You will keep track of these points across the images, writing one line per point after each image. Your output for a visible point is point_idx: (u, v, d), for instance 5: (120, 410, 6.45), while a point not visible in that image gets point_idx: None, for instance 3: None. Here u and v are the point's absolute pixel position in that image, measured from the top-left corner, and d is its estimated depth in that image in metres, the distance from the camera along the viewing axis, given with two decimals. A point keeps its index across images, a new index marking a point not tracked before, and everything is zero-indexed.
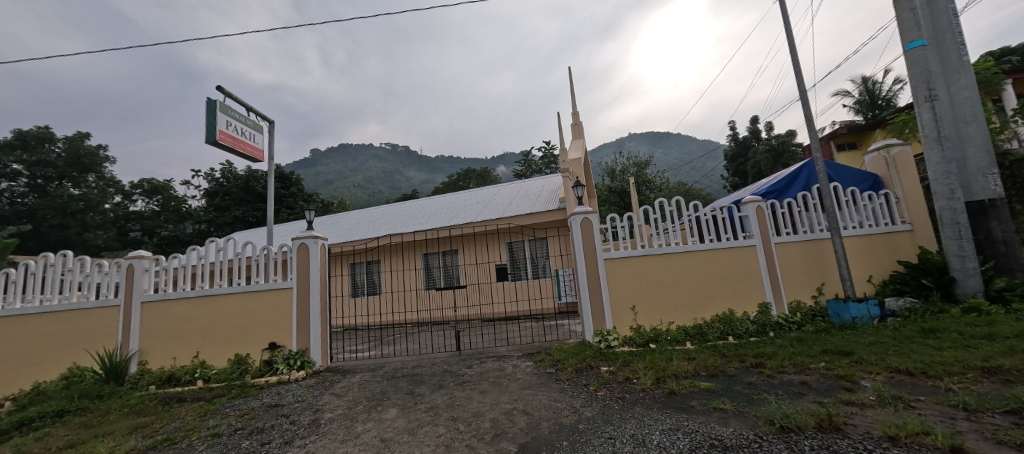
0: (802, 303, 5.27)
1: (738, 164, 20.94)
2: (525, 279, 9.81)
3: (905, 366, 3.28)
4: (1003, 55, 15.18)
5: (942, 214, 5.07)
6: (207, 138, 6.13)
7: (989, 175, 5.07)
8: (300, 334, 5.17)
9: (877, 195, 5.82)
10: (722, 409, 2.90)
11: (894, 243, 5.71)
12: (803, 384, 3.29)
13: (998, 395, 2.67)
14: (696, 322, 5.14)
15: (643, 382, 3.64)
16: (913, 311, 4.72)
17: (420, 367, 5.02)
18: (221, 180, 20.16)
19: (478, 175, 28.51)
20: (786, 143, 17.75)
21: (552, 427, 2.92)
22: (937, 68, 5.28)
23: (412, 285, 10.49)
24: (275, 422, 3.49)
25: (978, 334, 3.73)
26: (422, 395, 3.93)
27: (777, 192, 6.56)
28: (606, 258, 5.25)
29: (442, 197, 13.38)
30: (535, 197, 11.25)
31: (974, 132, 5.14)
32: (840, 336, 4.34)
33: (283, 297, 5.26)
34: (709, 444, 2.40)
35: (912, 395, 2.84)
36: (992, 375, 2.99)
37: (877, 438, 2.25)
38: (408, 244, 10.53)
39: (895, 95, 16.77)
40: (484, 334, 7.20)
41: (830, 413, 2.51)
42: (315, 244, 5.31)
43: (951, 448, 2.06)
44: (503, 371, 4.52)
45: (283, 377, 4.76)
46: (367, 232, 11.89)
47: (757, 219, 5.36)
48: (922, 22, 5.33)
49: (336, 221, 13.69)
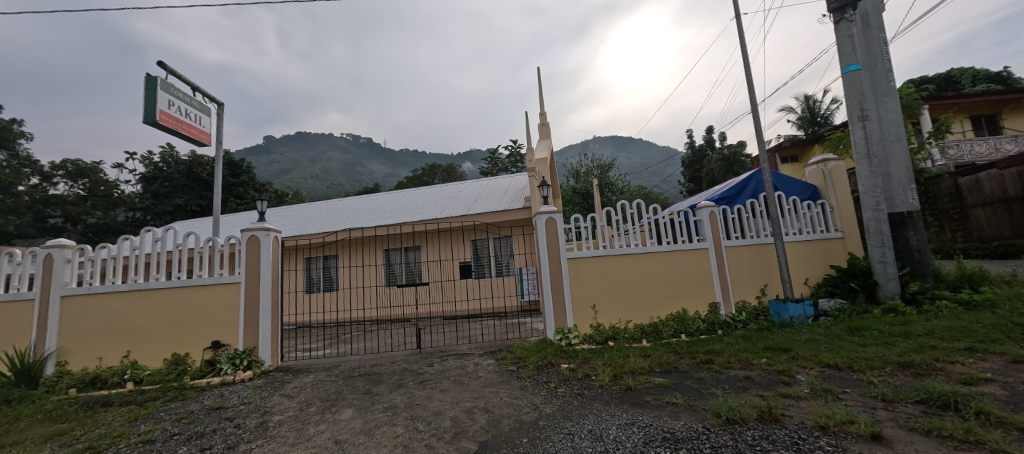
0: (748, 303, 5.63)
1: (693, 170, 22.06)
2: (489, 276, 9.78)
3: (834, 361, 3.59)
4: (921, 83, 17.04)
5: (869, 223, 5.59)
6: (145, 118, 5.61)
7: (909, 191, 5.59)
8: (247, 332, 4.84)
9: (814, 205, 6.33)
10: (674, 403, 3.04)
11: (828, 249, 6.24)
12: (747, 379, 3.52)
13: (910, 387, 3.00)
14: (652, 321, 5.35)
15: (601, 379, 3.75)
16: (843, 311, 5.19)
17: (378, 366, 4.89)
18: (161, 165, 18.62)
19: (443, 171, 28.10)
20: (737, 153, 18.94)
21: (513, 424, 2.94)
22: (869, 91, 5.78)
23: (372, 282, 10.22)
24: (217, 426, 3.26)
25: (895, 332, 4.16)
26: (380, 395, 3.82)
27: (728, 199, 6.97)
28: (569, 257, 5.34)
29: (406, 192, 13.11)
30: (501, 195, 11.26)
31: (898, 150, 5.64)
32: (781, 334, 4.69)
33: (229, 292, 4.92)
34: (661, 437, 2.51)
35: (840, 388, 3.11)
36: (906, 369, 3.34)
37: (810, 428, 2.45)
38: (369, 239, 10.25)
39: (831, 113, 18.29)
40: (446, 332, 7.12)
41: (770, 405, 2.71)
42: (267, 237, 4.99)
43: (871, 435, 2.28)
44: (463, 370, 4.48)
45: (226, 378, 4.44)
46: (325, 226, 11.39)
47: (710, 223, 5.65)
48: (858, 47, 5.85)
49: (292, 213, 13.06)
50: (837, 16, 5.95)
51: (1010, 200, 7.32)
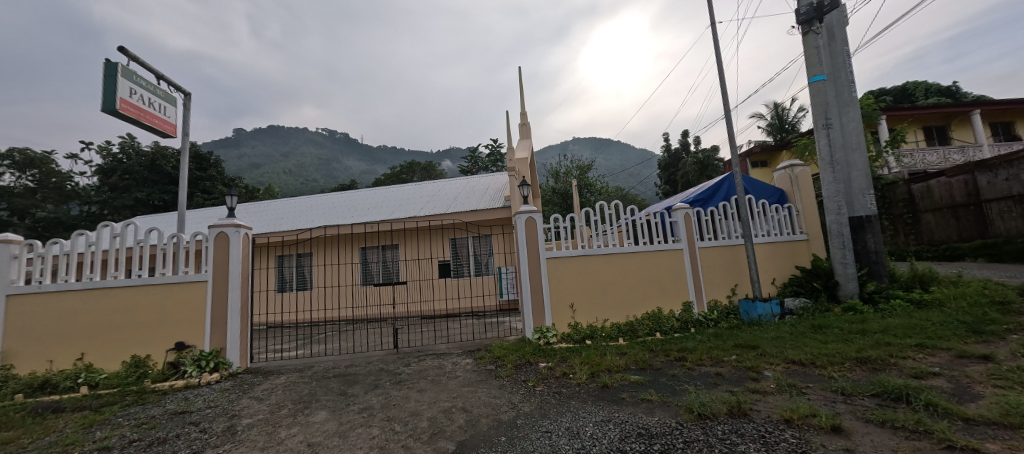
0: (719, 302, 5.82)
1: (669, 173, 22.62)
2: (468, 275, 9.74)
3: (799, 358, 3.76)
4: (880, 94, 18.06)
5: (831, 226, 5.88)
6: (104, 107, 5.29)
7: (867, 197, 5.88)
8: (214, 333, 4.65)
9: (782, 208, 6.61)
10: (649, 400, 3.12)
11: (794, 251, 6.53)
12: (718, 375, 3.64)
13: (867, 381, 3.18)
14: (629, 320, 5.46)
15: (578, 377, 3.80)
16: (806, 310, 5.44)
17: (353, 367, 4.79)
18: (120, 156, 17.62)
19: (422, 169, 27.77)
20: (710, 157, 19.54)
21: (491, 423, 2.95)
22: (833, 100, 6.07)
23: (347, 281, 9.99)
24: (181, 431, 3.12)
25: (854, 329, 4.39)
26: (355, 396, 3.74)
27: (702, 201, 7.18)
28: (548, 257, 5.38)
29: (383, 189, 12.87)
30: (480, 194, 11.22)
31: (858, 158, 5.92)
32: (749, 331, 4.88)
33: (194, 291, 4.71)
34: (637, 433, 2.57)
35: (804, 383, 3.27)
36: (863, 364, 3.54)
37: (776, 421, 2.56)
38: (345, 237, 10.02)
39: (798, 120, 19.12)
40: (424, 331, 7.03)
41: (739, 400, 2.81)
42: (236, 234, 4.80)
43: (831, 427, 2.40)
44: (441, 369, 4.45)
45: (191, 381, 4.24)
46: (299, 222, 11.06)
47: (685, 225, 5.81)
48: (824, 59, 6.14)
49: (263, 209, 12.61)
50: (804, 27, 6.24)
51: (955, 206, 7.83)
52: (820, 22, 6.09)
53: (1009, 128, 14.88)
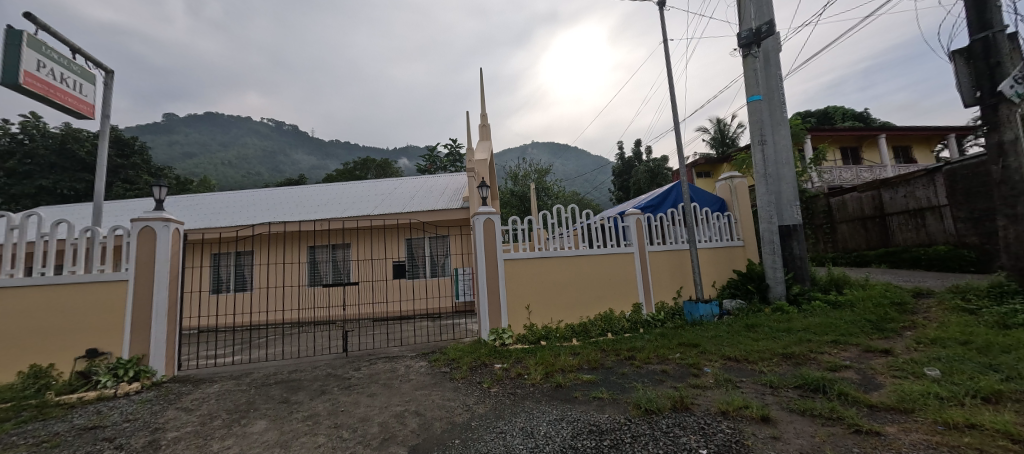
0: (666, 303, 6.15)
1: (622, 180, 23.59)
2: (423, 277, 9.56)
3: (734, 354, 4.07)
4: (805, 116, 20.07)
5: (764, 234, 6.42)
6: (4, 80, 4.62)
7: (794, 208, 6.46)
8: (134, 338, 4.19)
9: (722, 216, 7.12)
10: (599, 398, 3.23)
11: (731, 256, 7.06)
12: (663, 372, 3.85)
13: (790, 374, 3.51)
14: (582, 320, 5.62)
15: (533, 377, 3.86)
16: (742, 310, 5.89)
17: (298, 372, 4.53)
18: (21, 137, 15.45)
19: (377, 166, 26.85)
20: (660, 166, 20.64)
21: (444, 426, 2.91)
22: (767, 119, 6.63)
23: (292, 281, 9.44)
24: (91, 449, 2.79)
25: (781, 328, 4.82)
26: (299, 403, 3.54)
27: (652, 208, 7.56)
28: (505, 258, 5.42)
29: (334, 185, 12.30)
30: (438, 194, 11.05)
31: (788, 172, 6.48)
32: (692, 331, 5.20)
33: (112, 292, 4.24)
34: (588, 429, 2.65)
35: (738, 377, 3.54)
36: (788, 360, 3.90)
37: (714, 414, 2.75)
38: (291, 235, 9.47)
39: (738, 135, 20.71)
40: (375, 334, 6.80)
41: (682, 395, 2.99)
42: (165, 229, 4.36)
43: (761, 417, 2.63)
44: (394, 373, 4.33)
45: (105, 392, 3.79)
46: (239, 218, 10.28)
47: (636, 230, 6.08)
48: (760, 80, 6.71)
49: (197, 202, 11.60)
50: (744, 51, 6.79)
51: (865, 218, 8.84)
52: (758, 47, 6.65)
53: (907, 152, 17.08)
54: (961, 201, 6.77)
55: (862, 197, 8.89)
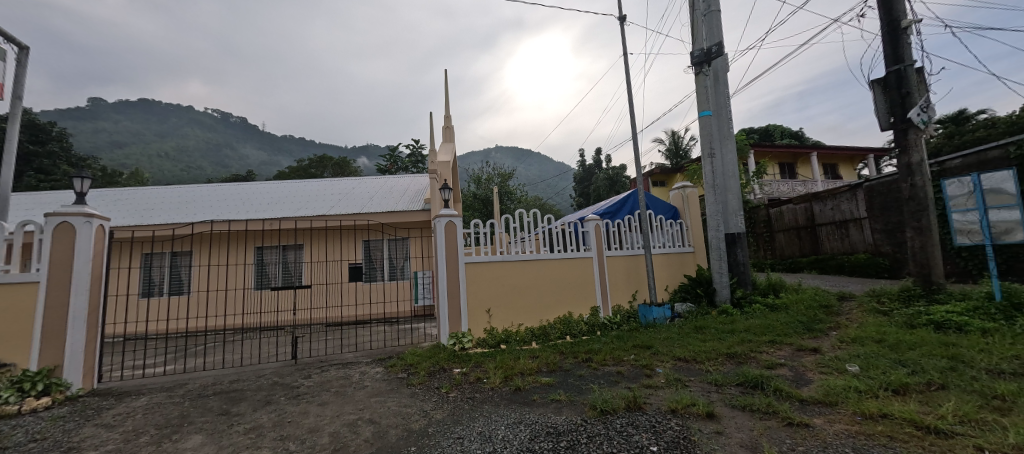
0: (622, 307, 6.37)
1: (582, 186, 24.22)
2: (381, 280, 9.27)
3: (684, 355, 4.29)
4: (749, 133, 21.65)
5: (712, 241, 6.82)
6: None
7: (739, 217, 6.90)
8: (44, 348, 3.72)
9: (675, 223, 7.50)
10: (557, 400, 3.28)
11: (682, 261, 7.44)
12: (618, 373, 3.98)
13: (733, 373, 3.75)
14: (542, 324, 5.69)
15: (492, 381, 3.85)
16: (691, 313, 6.21)
17: (240, 381, 4.23)
18: None
19: (334, 164, 25.80)
20: (618, 175, 21.42)
21: (400, 434, 2.83)
22: (716, 133, 7.07)
23: (236, 284, 8.84)
24: None
25: (725, 329, 5.14)
26: (241, 414, 3.31)
27: (610, 214, 7.82)
28: (467, 261, 5.38)
29: (287, 183, 11.67)
30: (398, 195, 10.79)
31: (733, 184, 6.93)
32: (645, 333, 5.42)
33: (20, 295, 3.78)
34: (545, 432, 2.68)
35: (688, 377, 3.73)
36: (731, 359, 4.16)
37: (664, 412, 2.88)
38: (237, 234, 8.89)
39: (690, 148, 21.93)
40: (328, 340, 6.50)
41: (635, 395, 3.10)
42: (87, 226, 3.96)
43: (706, 414, 2.79)
44: (347, 380, 4.16)
45: (7, 409, 3.32)
46: (176, 215, 9.48)
47: (595, 235, 6.26)
48: (711, 97, 7.16)
49: (128, 197, 10.58)
50: (697, 69, 7.23)
51: (799, 228, 9.65)
52: (709, 65, 7.11)
53: (835, 169, 18.87)
54: (878, 214, 7.57)
55: (796, 208, 9.70)
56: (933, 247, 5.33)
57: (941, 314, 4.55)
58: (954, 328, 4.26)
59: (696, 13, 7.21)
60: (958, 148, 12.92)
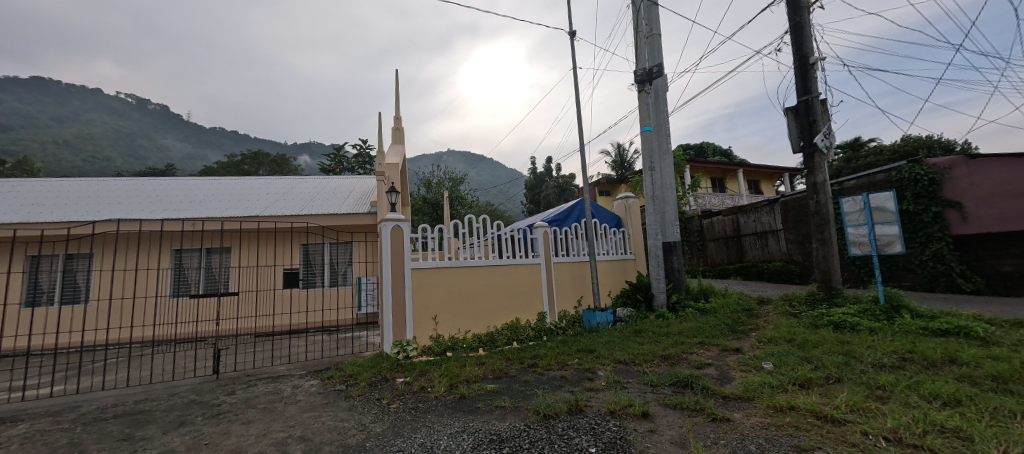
0: (567, 312, 6.54)
1: (533, 193, 24.64)
2: (320, 286, 8.76)
3: (623, 358, 4.49)
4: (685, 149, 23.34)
5: (651, 248, 7.22)
6: None
7: (675, 227, 7.37)
8: None
9: (618, 232, 7.87)
10: (502, 406, 3.29)
11: (624, 268, 7.81)
12: (562, 377, 4.07)
13: (667, 373, 3.99)
14: (489, 330, 5.68)
15: (436, 390, 3.77)
16: (631, 317, 6.53)
17: (149, 401, 3.77)
18: None
19: (271, 161, 24.04)
20: (567, 183, 22.08)
21: (335, 450, 2.68)
22: (656, 148, 7.54)
23: (150, 291, 7.93)
24: None
25: (662, 332, 5.46)
26: (148, 439, 2.94)
27: (558, 221, 8.03)
28: (413, 267, 5.25)
29: (214, 180, 10.68)
30: (342, 197, 10.28)
31: (671, 196, 7.40)
32: (589, 337, 5.61)
33: None
34: (488, 439, 2.67)
35: (626, 379, 3.90)
36: (666, 360, 4.43)
37: (604, 414, 2.99)
38: (153, 235, 8.00)
39: (634, 160, 23.16)
40: (258, 352, 6.01)
41: (577, 399, 3.19)
42: None
43: (642, 414, 2.93)
44: (278, 394, 3.86)
45: None
46: (76, 211, 8.32)
47: (543, 242, 6.39)
48: (652, 114, 7.63)
49: (12, 190, 9.11)
50: (639, 87, 7.68)
51: (727, 237, 10.52)
52: (650, 84, 7.58)
53: (757, 185, 20.86)
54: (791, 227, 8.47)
55: (725, 220, 10.56)
56: (833, 256, 6.05)
57: (840, 315, 5.17)
58: (849, 327, 4.86)
59: (639, 35, 7.69)
60: (854, 171, 14.85)
